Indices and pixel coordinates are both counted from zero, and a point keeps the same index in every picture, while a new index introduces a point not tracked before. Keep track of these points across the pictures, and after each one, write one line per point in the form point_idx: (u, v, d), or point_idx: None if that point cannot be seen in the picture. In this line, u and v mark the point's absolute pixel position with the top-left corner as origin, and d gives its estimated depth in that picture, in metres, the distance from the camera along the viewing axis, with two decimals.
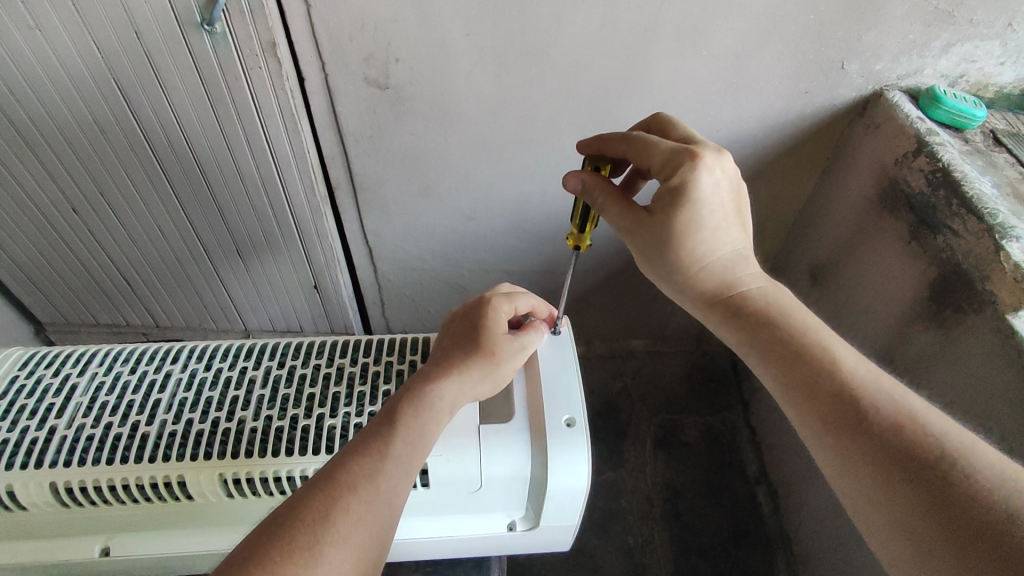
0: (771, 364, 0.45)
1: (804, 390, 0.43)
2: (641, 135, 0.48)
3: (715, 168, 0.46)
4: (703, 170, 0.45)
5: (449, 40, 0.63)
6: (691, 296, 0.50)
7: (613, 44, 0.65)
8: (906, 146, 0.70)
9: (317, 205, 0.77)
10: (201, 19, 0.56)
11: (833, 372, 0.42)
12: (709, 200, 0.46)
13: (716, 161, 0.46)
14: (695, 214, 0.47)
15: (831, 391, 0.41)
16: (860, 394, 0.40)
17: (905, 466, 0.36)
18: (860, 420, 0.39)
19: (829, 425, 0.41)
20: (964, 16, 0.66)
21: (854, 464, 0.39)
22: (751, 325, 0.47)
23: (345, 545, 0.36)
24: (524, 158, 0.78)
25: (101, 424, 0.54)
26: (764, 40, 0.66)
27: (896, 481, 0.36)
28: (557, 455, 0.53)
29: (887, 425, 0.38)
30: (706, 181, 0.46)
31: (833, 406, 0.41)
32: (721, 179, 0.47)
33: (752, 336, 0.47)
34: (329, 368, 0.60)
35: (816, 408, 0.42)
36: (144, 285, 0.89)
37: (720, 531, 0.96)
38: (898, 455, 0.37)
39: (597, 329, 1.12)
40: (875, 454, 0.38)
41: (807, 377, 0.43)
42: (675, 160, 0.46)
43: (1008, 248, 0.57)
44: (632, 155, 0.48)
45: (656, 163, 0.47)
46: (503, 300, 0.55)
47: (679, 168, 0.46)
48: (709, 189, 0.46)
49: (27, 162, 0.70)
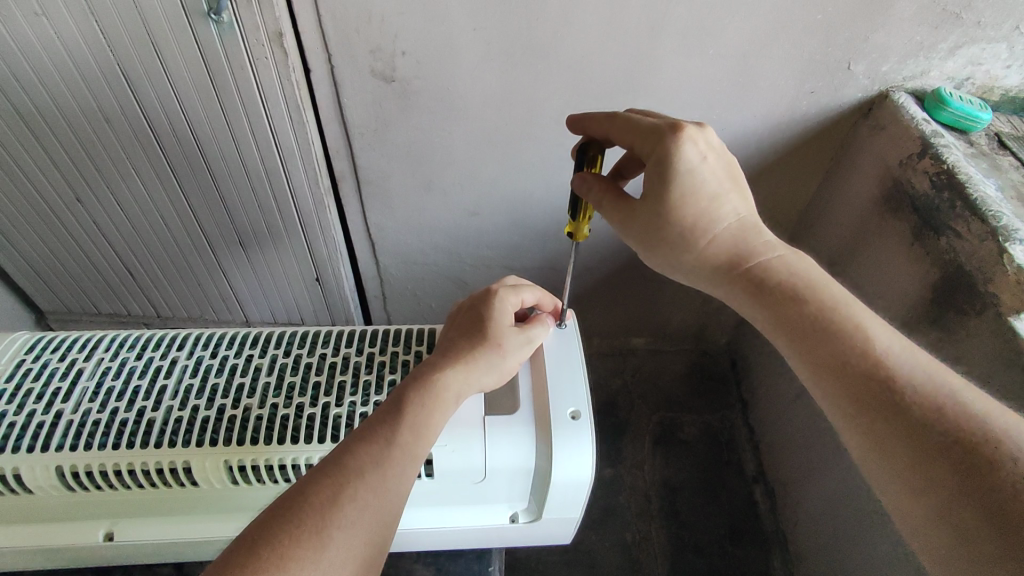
0: (794, 343, 0.45)
1: (828, 372, 0.42)
2: (628, 114, 0.48)
3: (698, 141, 0.46)
4: (687, 142, 0.45)
5: (455, 35, 0.63)
6: (703, 272, 0.50)
7: (620, 39, 0.65)
8: (910, 148, 0.71)
9: (320, 196, 0.77)
10: (207, 8, 0.56)
11: (860, 354, 0.41)
12: (700, 171, 0.46)
13: (699, 134, 0.46)
14: (690, 188, 0.46)
15: (862, 370, 0.41)
16: (891, 373, 0.40)
17: (943, 446, 0.36)
18: (894, 402, 0.39)
19: (859, 404, 0.40)
20: (971, 19, 0.66)
21: (885, 446, 0.39)
22: (770, 302, 0.47)
23: (351, 531, 0.37)
24: (529, 154, 0.78)
25: (107, 409, 0.54)
26: (770, 40, 0.66)
27: (933, 461, 0.36)
28: (561, 448, 0.53)
29: (923, 405, 0.38)
30: (691, 154, 0.45)
31: (863, 388, 0.40)
32: (707, 151, 0.46)
33: (773, 312, 0.46)
34: (334, 357, 0.60)
35: (847, 390, 0.41)
36: (146, 274, 0.89)
37: (717, 528, 0.97)
38: (936, 434, 0.37)
39: (598, 326, 1.12)
40: (908, 433, 0.38)
41: (836, 360, 0.42)
42: (657, 138, 0.46)
43: (1011, 250, 0.57)
44: (618, 136, 0.48)
45: (640, 141, 0.47)
46: (509, 292, 0.55)
47: (661, 142, 0.45)
48: (697, 160, 0.46)
49: (30, 149, 0.70)
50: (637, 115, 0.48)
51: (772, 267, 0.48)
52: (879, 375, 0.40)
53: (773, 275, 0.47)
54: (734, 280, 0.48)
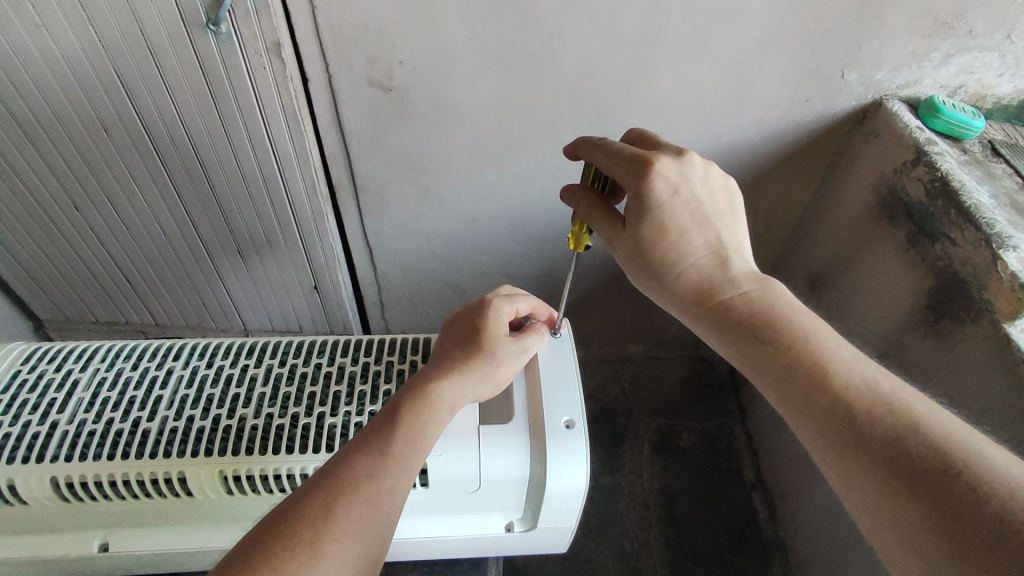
0: (763, 377, 0.45)
1: (801, 402, 0.42)
2: (609, 141, 0.49)
3: (670, 175, 0.47)
4: (658, 177, 0.46)
5: (452, 44, 0.64)
6: (679, 303, 0.50)
7: (616, 49, 0.66)
8: (904, 156, 0.71)
9: (318, 205, 0.77)
10: (206, 19, 0.56)
11: (823, 388, 0.41)
12: (670, 206, 0.47)
13: (671, 167, 0.47)
14: (661, 222, 0.47)
15: (827, 403, 0.41)
16: (864, 401, 0.40)
17: (907, 478, 0.36)
18: (857, 434, 0.39)
19: (826, 435, 0.40)
20: (963, 28, 0.66)
21: (853, 476, 0.39)
22: (738, 336, 0.47)
23: (345, 542, 0.37)
24: (526, 162, 0.79)
25: (102, 420, 0.54)
26: (765, 49, 0.67)
27: (898, 492, 0.36)
28: (556, 457, 0.53)
29: (886, 436, 0.38)
30: (662, 188, 0.46)
31: (827, 420, 0.40)
32: (678, 184, 0.47)
33: (750, 345, 0.46)
34: (329, 366, 0.60)
35: (814, 422, 0.41)
36: (144, 283, 0.89)
37: (716, 536, 0.97)
38: (899, 465, 0.37)
39: (596, 333, 1.12)
40: (872, 464, 0.38)
41: (800, 394, 0.42)
42: (630, 172, 0.46)
43: (1005, 257, 0.58)
44: (600, 162, 0.48)
45: (616, 171, 0.47)
46: (504, 301, 0.55)
47: (633, 177, 0.46)
48: (667, 195, 0.47)
49: (29, 158, 0.70)
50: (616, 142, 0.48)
51: (742, 298, 0.48)
52: (841, 408, 0.40)
53: (741, 307, 0.47)
54: (706, 310, 0.48)
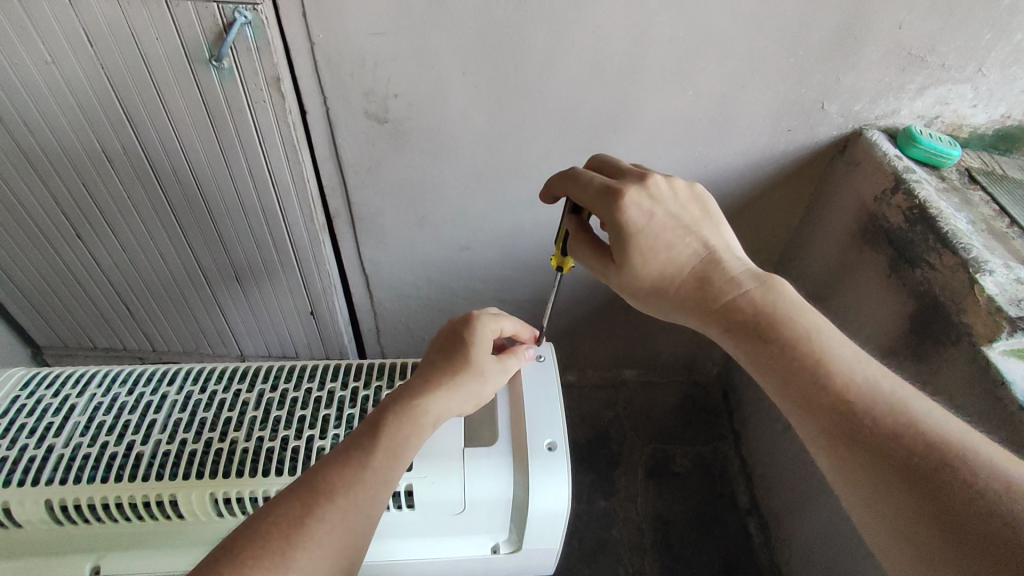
0: (766, 376, 0.46)
1: (800, 403, 0.43)
2: (578, 172, 0.51)
3: (641, 200, 0.49)
4: (631, 205, 0.48)
5: (446, 79, 0.67)
6: (680, 310, 0.51)
7: (603, 83, 0.69)
8: (884, 183, 0.74)
9: (316, 233, 0.79)
10: (209, 55, 0.59)
11: (820, 386, 0.42)
12: (648, 227, 0.49)
13: (640, 192, 0.49)
14: (643, 245, 0.50)
15: (826, 402, 0.42)
16: (856, 403, 0.40)
17: (904, 474, 0.37)
18: (858, 430, 0.40)
19: (823, 434, 0.41)
20: (936, 61, 0.69)
21: (852, 475, 0.39)
22: (744, 334, 0.48)
23: (317, 553, 0.38)
24: (518, 191, 0.81)
25: (97, 443, 0.55)
26: (746, 82, 0.70)
27: (894, 488, 0.37)
28: (539, 480, 0.54)
29: (883, 435, 0.39)
30: (636, 215, 0.49)
31: (825, 419, 0.41)
32: (652, 207, 0.49)
33: (752, 347, 0.47)
34: (320, 391, 0.61)
35: (812, 420, 0.42)
36: (143, 308, 0.90)
37: (710, 562, 0.96)
38: (895, 461, 0.37)
39: (590, 357, 1.13)
40: (868, 462, 0.38)
41: (800, 391, 0.43)
42: (603, 201, 0.49)
43: (981, 282, 0.60)
44: (573, 194, 0.51)
45: (589, 202, 0.50)
46: (491, 320, 0.57)
47: (606, 207, 0.49)
48: (642, 219, 0.49)
49: (33, 188, 0.72)
50: (585, 172, 0.51)
51: (742, 296, 0.49)
52: (841, 405, 0.41)
53: (747, 302, 0.48)
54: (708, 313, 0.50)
